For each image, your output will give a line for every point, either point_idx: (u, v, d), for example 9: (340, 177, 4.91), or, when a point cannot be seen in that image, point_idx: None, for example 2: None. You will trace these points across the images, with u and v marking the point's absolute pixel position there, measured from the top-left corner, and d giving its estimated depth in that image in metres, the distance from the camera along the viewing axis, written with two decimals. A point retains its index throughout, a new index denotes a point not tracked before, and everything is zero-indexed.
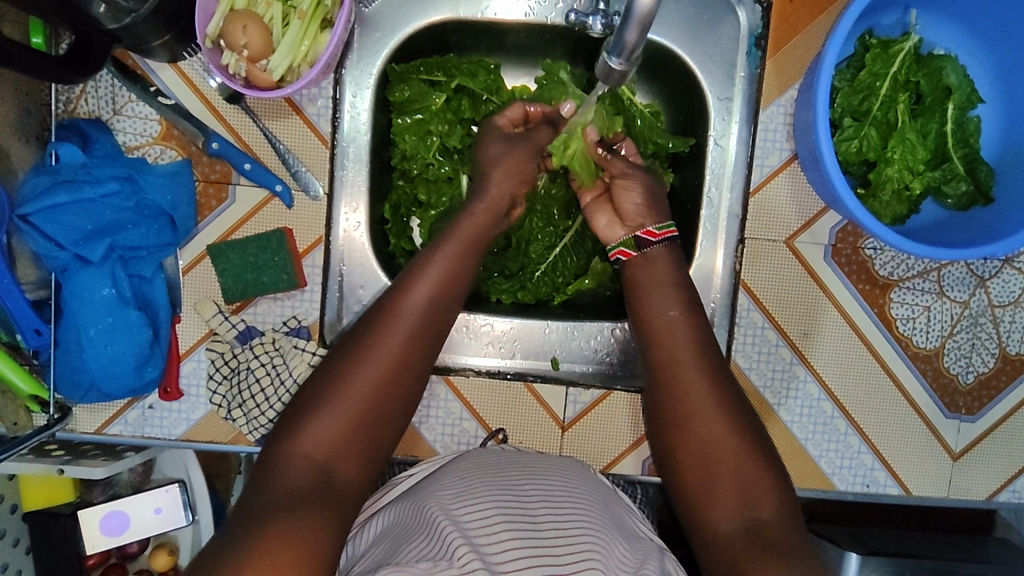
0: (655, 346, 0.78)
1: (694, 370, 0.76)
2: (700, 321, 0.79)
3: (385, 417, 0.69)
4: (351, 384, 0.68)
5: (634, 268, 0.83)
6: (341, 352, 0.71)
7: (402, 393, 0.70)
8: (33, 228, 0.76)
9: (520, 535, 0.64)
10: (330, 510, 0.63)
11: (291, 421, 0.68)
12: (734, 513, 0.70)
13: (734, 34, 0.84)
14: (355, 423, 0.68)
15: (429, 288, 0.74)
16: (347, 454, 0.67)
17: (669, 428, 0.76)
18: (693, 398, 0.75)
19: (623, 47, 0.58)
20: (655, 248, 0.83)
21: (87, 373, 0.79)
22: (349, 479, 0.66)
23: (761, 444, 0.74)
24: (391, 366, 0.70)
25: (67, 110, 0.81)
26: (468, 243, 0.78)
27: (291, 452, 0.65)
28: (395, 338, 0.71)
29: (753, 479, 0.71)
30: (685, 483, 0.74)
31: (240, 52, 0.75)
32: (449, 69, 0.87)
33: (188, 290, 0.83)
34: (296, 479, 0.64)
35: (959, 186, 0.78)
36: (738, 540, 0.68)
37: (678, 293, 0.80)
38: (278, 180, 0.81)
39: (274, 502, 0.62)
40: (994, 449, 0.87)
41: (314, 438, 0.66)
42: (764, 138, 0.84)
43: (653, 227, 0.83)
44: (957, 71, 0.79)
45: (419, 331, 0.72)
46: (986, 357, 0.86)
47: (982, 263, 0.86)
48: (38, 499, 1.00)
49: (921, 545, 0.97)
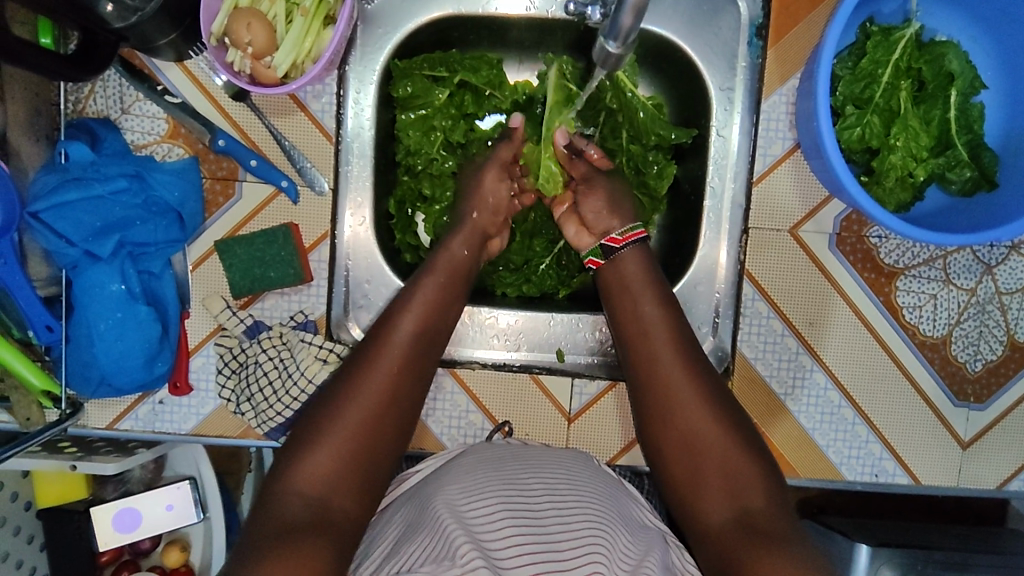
0: (625, 334, 0.79)
1: (673, 358, 0.76)
2: (679, 322, 0.78)
3: (384, 441, 0.69)
4: (350, 410, 0.68)
5: (606, 276, 0.83)
6: (342, 378, 0.71)
7: (400, 417, 0.71)
8: (44, 225, 0.77)
9: (523, 532, 0.64)
10: (329, 531, 0.62)
11: (291, 447, 0.67)
12: (727, 504, 0.69)
13: (735, 23, 0.84)
14: (356, 447, 0.67)
15: (420, 310, 0.75)
16: (350, 481, 0.66)
17: (654, 423, 0.75)
18: (671, 387, 0.75)
19: (618, 32, 0.58)
20: (622, 252, 0.83)
21: (97, 368, 0.80)
22: (351, 503, 0.66)
23: (745, 435, 0.73)
24: (388, 388, 0.70)
25: (76, 109, 0.82)
26: (454, 268, 0.80)
27: (291, 478, 0.65)
28: (390, 362, 0.71)
29: (743, 474, 0.70)
30: (680, 482, 0.73)
31: (244, 48, 0.75)
32: (452, 64, 0.87)
33: (196, 287, 0.84)
34: (300, 504, 0.64)
35: (963, 172, 0.78)
36: (731, 534, 0.67)
37: (656, 293, 0.79)
38: (283, 175, 0.82)
39: (276, 524, 0.62)
40: (1004, 437, 0.87)
41: (316, 463, 0.66)
42: (765, 129, 0.85)
43: (616, 233, 0.84)
44: (959, 57, 0.79)
45: (413, 355, 0.73)
46: (994, 345, 0.86)
47: (988, 250, 0.85)
48: (52, 495, 1.01)
49: (933, 536, 0.96)
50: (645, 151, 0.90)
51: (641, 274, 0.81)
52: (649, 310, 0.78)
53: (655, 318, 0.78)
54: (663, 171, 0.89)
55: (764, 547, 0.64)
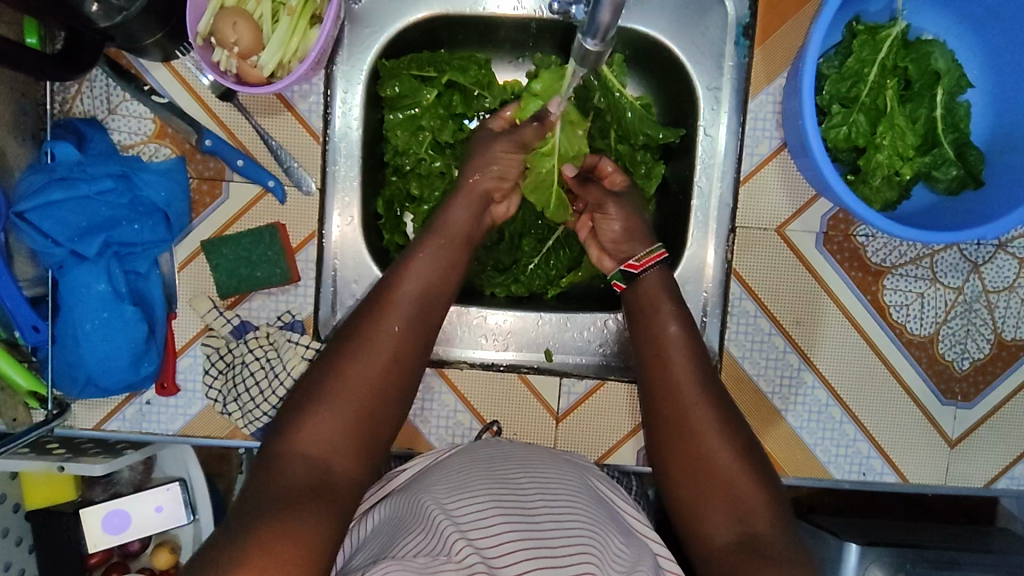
0: (643, 349, 0.79)
1: (687, 371, 0.76)
2: (698, 343, 0.78)
3: (384, 406, 0.70)
4: (350, 374, 0.69)
5: (627, 298, 0.83)
6: (342, 345, 0.71)
7: (401, 382, 0.71)
8: (30, 226, 0.77)
9: (516, 527, 0.64)
10: (327, 501, 0.63)
11: (291, 414, 0.68)
12: (731, 528, 0.69)
13: (721, 22, 0.84)
14: (355, 411, 0.68)
15: (419, 281, 0.75)
16: (349, 443, 0.67)
17: (664, 433, 0.76)
18: (677, 388, 0.76)
19: (597, 28, 0.58)
20: (643, 277, 0.82)
21: (84, 369, 0.80)
22: (350, 466, 0.67)
23: (750, 447, 0.74)
24: (387, 356, 0.71)
25: (63, 110, 0.82)
26: (455, 241, 0.79)
27: (289, 443, 0.66)
28: (390, 327, 0.72)
29: (741, 487, 0.71)
30: (681, 493, 0.74)
31: (230, 48, 0.75)
32: (440, 64, 0.87)
33: (183, 286, 0.84)
34: (299, 466, 0.65)
35: (949, 170, 0.78)
36: (730, 554, 0.67)
37: (679, 314, 0.79)
38: (270, 176, 0.82)
39: (274, 489, 0.63)
40: (992, 436, 0.87)
41: (316, 427, 0.66)
42: (753, 127, 0.84)
43: (634, 258, 0.82)
44: (945, 55, 0.79)
45: (413, 322, 0.73)
46: (981, 343, 0.86)
47: (975, 248, 0.85)
48: (40, 498, 1.01)
49: (922, 535, 0.96)
50: (633, 151, 0.90)
51: (663, 291, 0.80)
52: (665, 318, 0.79)
53: (676, 338, 0.78)
54: (651, 172, 0.90)
55: (760, 560, 0.65)
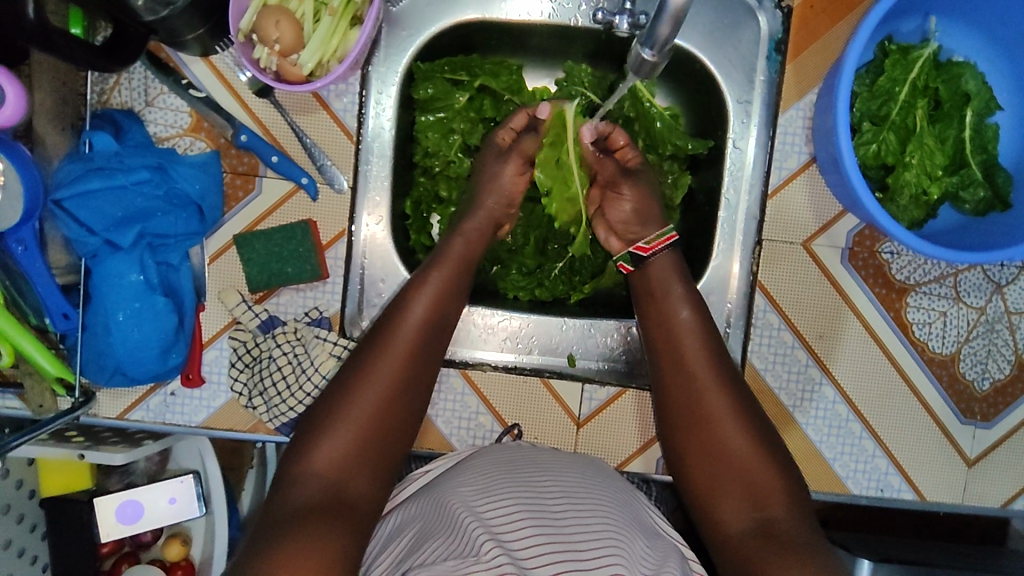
0: (655, 338, 0.79)
1: (706, 371, 0.76)
2: (709, 327, 0.78)
3: (393, 428, 0.70)
4: (352, 405, 0.69)
5: (635, 283, 0.83)
6: (354, 363, 0.71)
7: (404, 410, 0.71)
8: (66, 214, 0.78)
9: (542, 531, 0.65)
10: (344, 514, 0.64)
11: (307, 431, 0.69)
12: (745, 514, 0.71)
13: (755, 37, 0.85)
14: (369, 431, 0.68)
15: (426, 302, 0.75)
16: (355, 473, 0.67)
17: (686, 437, 0.75)
18: (699, 393, 0.75)
19: (655, 40, 0.59)
20: (650, 260, 0.81)
21: (113, 358, 0.80)
22: (359, 492, 0.67)
23: (773, 451, 0.74)
24: (390, 384, 0.70)
25: (100, 100, 0.83)
26: (461, 263, 0.78)
27: (305, 461, 0.67)
28: (393, 355, 0.71)
29: (767, 488, 0.71)
30: (700, 486, 0.74)
31: (272, 45, 0.76)
32: (472, 68, 0.88)
33: (213, 279, 0.85)
34: (308, 494, 0.65)
35: (976, 192, 0.79)
36: (750, 541, 0.68)
37: (688, 297, 0.79)
38: (304, 172, 0.83)
39: (293, 505, 0.64)
40: (1009, 457, 0.87)
41: (329, 448, 0.67)
42: (782, 142, 0.86)
43: (644, 241, 0.82)
44: (975, 78, 0.80)
45: (417, 348, 0.73)
46: (1002, 364, 0.87)
47: (999, 269, 0.86)
48: (56, 485, 1.02)
49: (936, 553, 0.96)
50: (661, 160, 0.91)
51: (672, 276, 0.80)
52: (680, 316, 0.78)
53: (687, 322, 0.78)
54: (678, 182, 0.91)
55: (780, 549, 0.66)
